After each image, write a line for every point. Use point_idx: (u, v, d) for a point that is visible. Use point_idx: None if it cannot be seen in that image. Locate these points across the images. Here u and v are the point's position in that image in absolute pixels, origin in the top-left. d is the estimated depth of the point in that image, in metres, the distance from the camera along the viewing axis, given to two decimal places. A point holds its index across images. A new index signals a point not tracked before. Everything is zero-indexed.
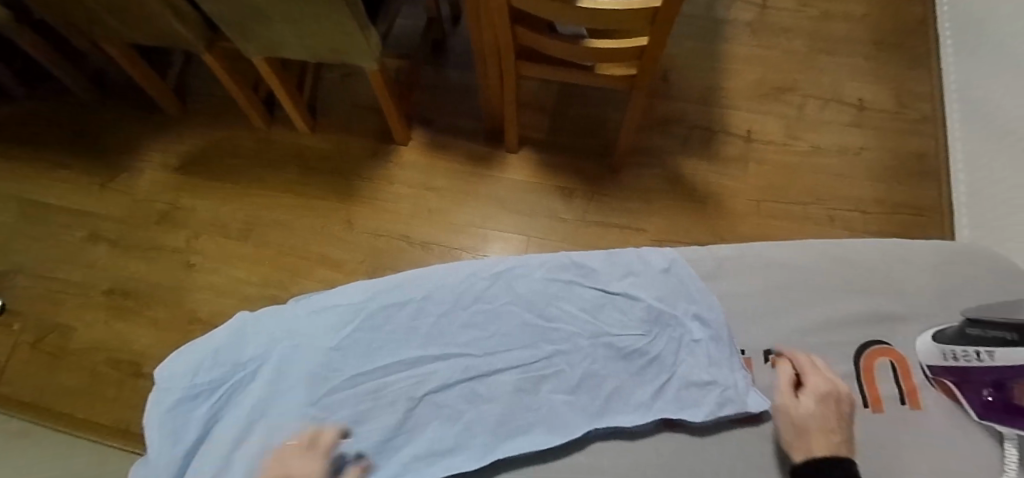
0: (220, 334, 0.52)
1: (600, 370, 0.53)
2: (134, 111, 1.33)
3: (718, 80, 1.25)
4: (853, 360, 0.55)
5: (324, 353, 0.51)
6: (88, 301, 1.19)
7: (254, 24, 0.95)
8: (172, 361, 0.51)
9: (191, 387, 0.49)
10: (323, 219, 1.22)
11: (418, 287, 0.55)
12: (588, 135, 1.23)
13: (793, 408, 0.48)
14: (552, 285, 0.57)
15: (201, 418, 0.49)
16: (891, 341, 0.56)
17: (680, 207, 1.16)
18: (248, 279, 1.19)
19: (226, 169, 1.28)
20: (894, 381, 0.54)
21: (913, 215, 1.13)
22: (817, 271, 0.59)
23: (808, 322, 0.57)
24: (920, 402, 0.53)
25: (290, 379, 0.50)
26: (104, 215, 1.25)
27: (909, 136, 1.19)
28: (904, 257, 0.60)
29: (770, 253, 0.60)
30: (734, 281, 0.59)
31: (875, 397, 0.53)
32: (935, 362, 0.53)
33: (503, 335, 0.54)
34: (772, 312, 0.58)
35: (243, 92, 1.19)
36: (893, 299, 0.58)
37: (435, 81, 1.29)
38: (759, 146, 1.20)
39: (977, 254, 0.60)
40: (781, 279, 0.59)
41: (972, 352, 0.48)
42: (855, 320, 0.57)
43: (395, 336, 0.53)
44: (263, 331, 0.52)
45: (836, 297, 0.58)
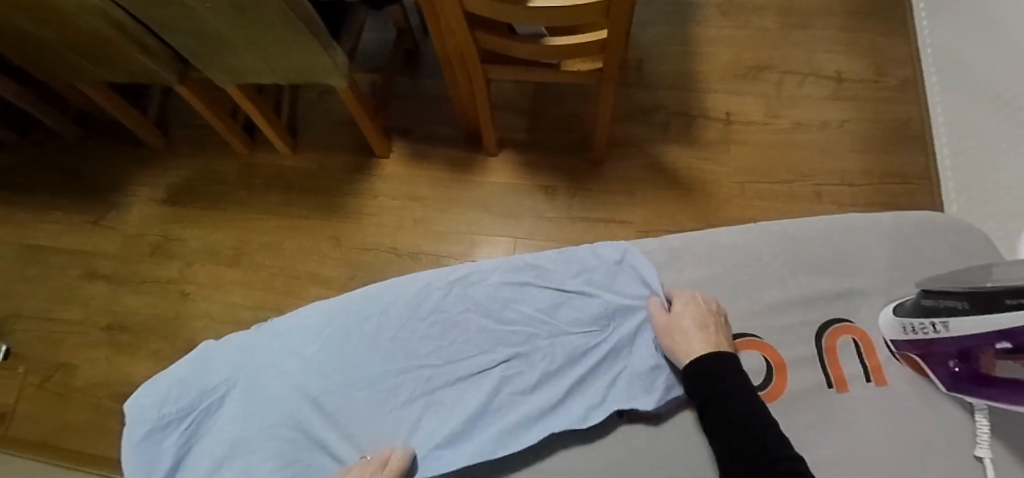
0: (188, 362, 0.54)
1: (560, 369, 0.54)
2: (119, 148, 1.36)
3: (692, 65, 1.24)
4: (816, 340, 0.57)
5: (290, 373, 0.52)
6: (88, 338, 1.21)
7: (220, 52, 0.97)
8: (139, 395, 0.51)
9: (160, 418, 0.50)
10: (311, 238, 1.23)
11: (376, 300, 0.57)
12: (566, 131, 1.22)
13: (667, 316, 0.55)
14: (507, 288, 0.58)
15: (173, 448, 0.49)
16: (851, 317, 0.59)
17: (664, 195, 1.15)
18: (242, 304, 1.20)
19: (213, 197, 1.29)
20: (858, 359, 0.57)
21: (900, 183, 1.12)
22: (778, 253, 0.61)
23: (769, 306, 0.59)
24: (885, 378, 0.55)
25: (258, 402, 0.51)
26: (99, 252, 1.28)
27: (891, 104, 1.18)
28: (863, 234, 0.62)
29: (723, 239, 0.62)
30: (699, 269, 0.61)
31: (840, 376, 0.56)
32: (896, 337, 0.54)
33: (464, 341, 0.55)
34: (733, 296, 0.60)
35: (222, 120, 1.21)
36: (852, 276, 0.60)
37: (410, 90, 1.29)
38: (739, 127, 1.19)
39: (934, 226, 0.63)
40: (744, 264, 0.61)
41: (928, 324, 0.49)
42: (815, 301, 0.59)
43: (357, 350, 0.54)
44: (231, 357, 0.53)
45: (798, 277, 0.60)
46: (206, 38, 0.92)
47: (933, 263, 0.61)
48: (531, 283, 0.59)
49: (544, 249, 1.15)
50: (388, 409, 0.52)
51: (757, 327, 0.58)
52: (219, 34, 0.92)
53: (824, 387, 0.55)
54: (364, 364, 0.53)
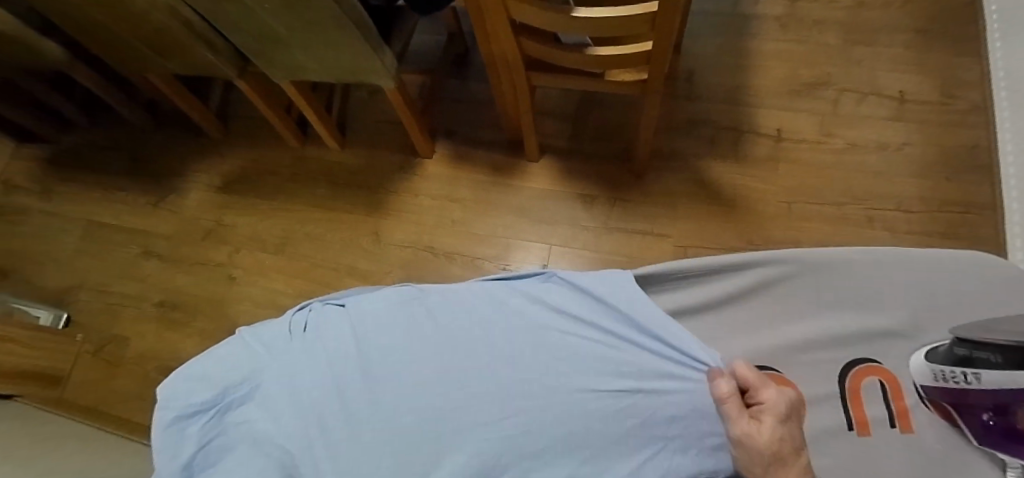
0: (226, 351, 0.58)
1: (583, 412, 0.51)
2: (181, 136, 1.44)
3: (744, 78, 1.20)
4: (839, 379, 0.57)
5: (302, 385, 0.53)
6: (142, 313, 1.29)
7: (276, 50, 1.02)
8: (178, 378, 0.56)
9: (186, 407, 0.53)
10: (352, 232, 1.26)
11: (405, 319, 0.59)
12: (609, 139, 1.21)
13: (753, 429, 0.49)
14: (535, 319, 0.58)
15: (195, 434, 0.52)
16: (879, 358, 0.57)
17: (706, 211, 1.12)
18: (284, 291, 1.25)
19: (263, 187, 1.35)
20: (884, 402, 0.55)
21: (962, 213, 1.06)
22: (803, 282, 0.60)
23: (793, 339, 0.59)
24: (911, 424, 0.54)
25: (275, 401, 0.52)
26: (158, 233, 1.36)
27: (958, 128, 1.12)
28: (903, 269, 0.58)
29: (743, 266, 0.60)
30: (712, 291, 0.61)
31: (862, 420, 0.55)
32: (926, 382, 0.51)
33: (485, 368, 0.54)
34: (741, 330, 0.60)
35: (277, 114, 1.26)
36: (883, 313, 0.58)
37: (456, 93, 1.30)
38: (790, 145, 1.14)
39: (994, 266, 0.57)
40: (761, 290, 0.60)
41: (959, 373, 0.46)
42: (845, 339, 0.58)
43: (377, 364, 0.54)
44: (261, 356, 0.57)
45: (819, 309, 0.59)
46: (266, 36, 0.97)
47: (980, 307, 0.56)
48: (557, 322, 0.58)
49: (579, 257, 1.14)
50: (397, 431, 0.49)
51: (776, 360, 0.59)
52: (277, 34, 0.96)
53: (844, 429, 0.55)
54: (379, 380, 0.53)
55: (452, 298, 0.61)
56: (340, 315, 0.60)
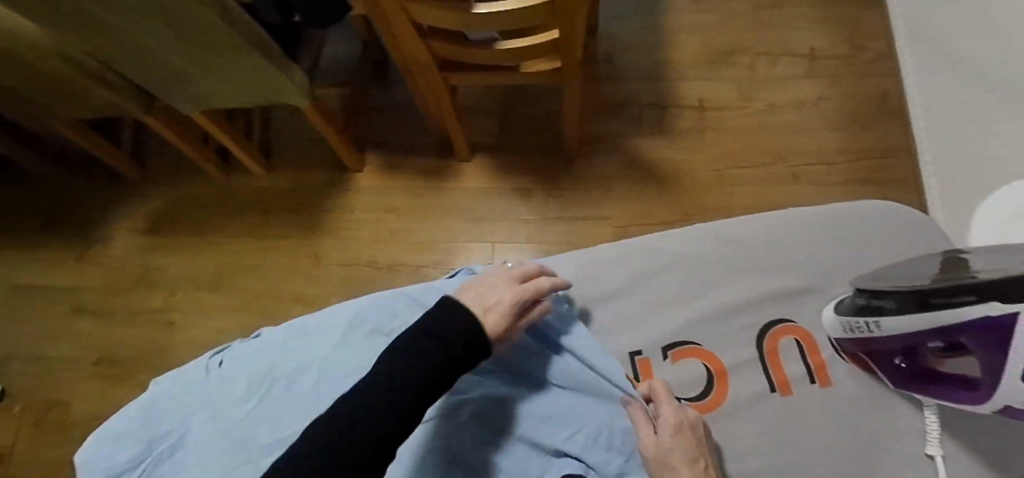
0: (145, 401, 0.55)
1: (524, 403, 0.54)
2: (98, 182, 1.36)
3: (662, 53, 1.21)
4: (757, 343, 0.58)
5: (234, 420, 0.52)
6: (79, 373, 1.22)
7: (180, 83, 0.97)
8: (94, 440, 0.53)
9: (110, 470, 0.50)
10: (291, 257, 1.22)
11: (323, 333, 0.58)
12: (539, 130, 1.20)
13: (652, 440, 0.50)
14: None
15: None
16: (793, 318, 0.59)
17: (641, 189, 1.13)
18: (227, 328, 1.20)
19: (193, 223, 1.30)
20: (802, 359, 0.57)
21: (881, 158, 1.10)
22: (716, 253, 0.62)
23: (712, 309, 0.59)
24: (829, 378, 0.56)
25: (209, 438, 0.50)
26: (86, 287, 1.28)
27: (867, 78, 1.16)
28: (804, 229, 0.62)
29: (656, 243, 0.63)
30: (633, 272, 0.61)
31: (783, 380, 0.56)
32: (839, 334, 0.53)
33: None
34: (663, 306, 0.60)
35: (194, 147, 1.20)
36: (794, 273, 0.60)
37: (379, 101, 1.27)
38: (714, 114, 1.16)
39: (877, 215, 0.62)
40: (680, 265, 0.61)
41: (863, 323, 0.48)
42: (759, 302, 0.59)
43: (304, 385, 0.54)
44: (185, 399, 0.54)
45: (737, 276, 0.60)
46: (161, 68, 0.92)
47: (873, 256, 0.60)
48: None
49: (523, 252, 1.14)
50: None
51: (699, 333, 0.59)
52: (177, 66, 0.91)
53: (768, 392, 0.56)
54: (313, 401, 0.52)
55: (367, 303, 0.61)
56: (257, 348, 0.58)
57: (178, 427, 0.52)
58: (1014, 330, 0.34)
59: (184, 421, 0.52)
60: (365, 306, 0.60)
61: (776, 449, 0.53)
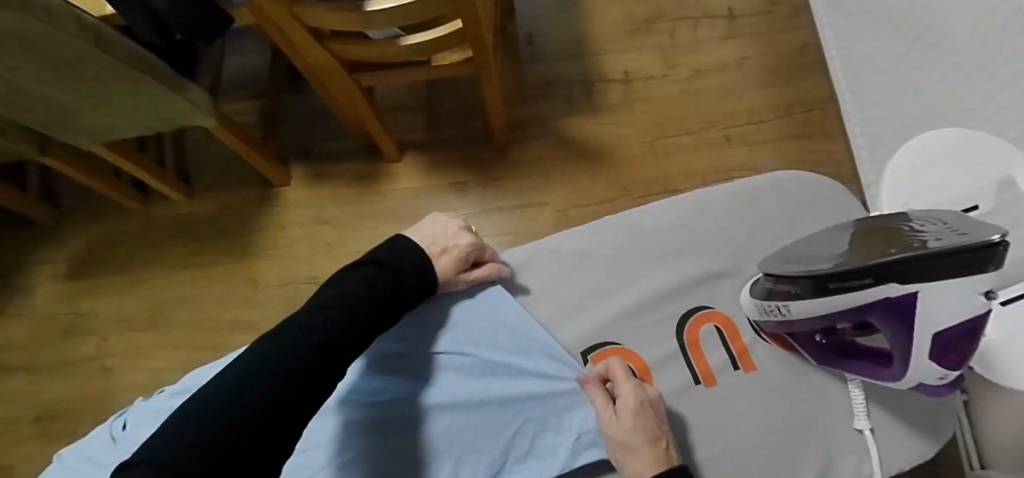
0: None
1: (454, 422, 0.53)
2: (9, 230, 1.27)
3: (582, 28, 1.19)
4: (677, 335, 0.57)
5: None
6: (17, 435, 1.14)
7: (67, 118, 0.89)
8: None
9: None
10: (226, 283, 1.17)
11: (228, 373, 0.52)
12: (468, 120, 1.17)
13: (613, 424, 0.49)
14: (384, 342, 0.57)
15: None
16: (710, 303, 0.59)
17: (578, 169, 1.11)
18: (170, 367, 1.14)
19: (118, 261, 1.22)
20: (725, 346, 0.57)
21: (807, 112, 1.11)
22: (628, 246, 0.61)
23: (628, 303, 0.59)
24: (752, 363, 0.56)
25: None
26: (11, 343, 1.20)
27: (785, 33, 1.16)
28: (711, 211, 0.62)
29: (569, 242, 0.62)
30: (549, 281, 0.61)
31: (707, 371, 0.56)
32: (758, 317, 0.49)
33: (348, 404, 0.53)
34: (579, 307, 0.59)
35: (103, 181, 1.12)
36: (706, 257, 0.60)
37: (298, 109, 1.21)
38: (641, 85, 1.15)
39: (782, 190, 0.63)
40: (594, 264, 0.61)
41: (775, 306, 0.45)
42: (675, 291, 0.59)
43: None
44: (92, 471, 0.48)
45: (649, 268, 0.60)
46: (41, 105, 0.84)
47: (781, 233, 0.61)
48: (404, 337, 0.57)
49: None
50: None
51: (617, 332, 0.58)
52: (60, 101, 0.83)
53: (692, 384, 0.55)
54: None
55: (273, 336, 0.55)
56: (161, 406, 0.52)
57: None
58: (916, 306, 0.33)
59: None
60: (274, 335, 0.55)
61: (710, 435, 0.53)
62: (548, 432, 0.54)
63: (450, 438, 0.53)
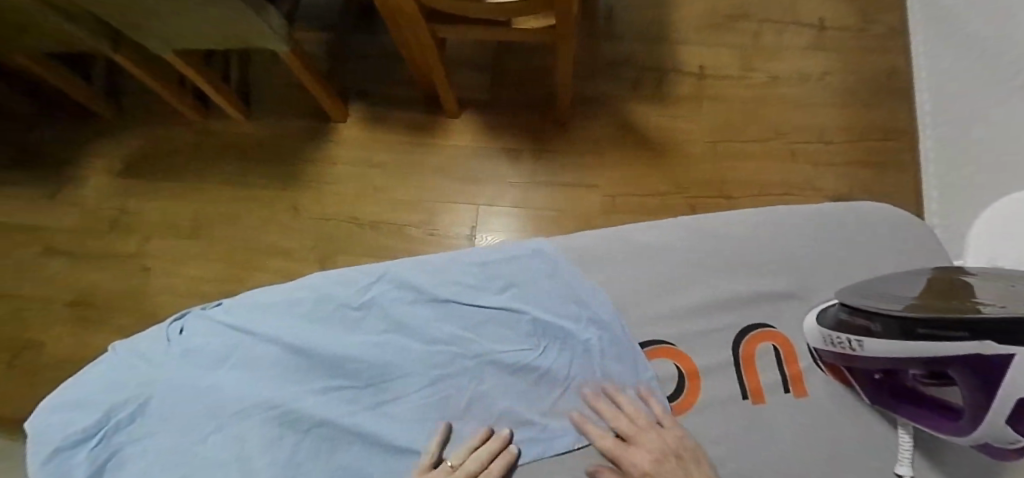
0: (96, 369, 0.48)
1: (489, 392, 0.50)
2: (71, 118, 1.30)
3: (665, 13, 1.14)
4: (733, 348, 0.54)
5: (206, 393, 0.47)
6: (54, 315, 1.20)
7: (146, 20, 0.89)
8: (45, 409, 0.47)
9: (66, 437, 0.45)
10: (269, 208, 1.20)
11: (275, 306, 0.50)
12: (530, 89, 1.16)
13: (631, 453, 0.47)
14: (428, 304, 0.51)
15: (83, 467, 0.45)
16: (773, 323, 0.55)
17: (632, 158, 1.10)
18: (204, 278, 1.18)
19: (170, 167, 1.25)
20: (779, 368, 0.54)
21: (879, 140, 1.06)
22: (703, 249, 0.57)
23: (691, 305, 0.55)
24: (804, 388, 0.53)
25: (187, 409, 0.47)
26: (60, 227, 1.25)
27: (876, 53, 1.10)
28: (796, 232, 0.58)
29: (645, 233, 0.56)
30: (617, 272, 0.54)
31: (756, 388, 0.53)
32: (820, 345, 0.49)
33: (387, 361, 0.49)
34: (642, 300, 0.54)
35: (169, 88, 1.14)
36: (782, 275, 0.56)
37: (364, 49, 1.21)
38: (713, 83, 1.11)
39: (876, 224, 0.58)
40: (669, 262, 0.55)
41: (845, 340, 0.44)
42: (741, 303, 0.55)
43: (276, 358, 0.48)
44: (142, 366, 0.48)
45: (724, 276, 0.56)
46: (123, 3, 0.84)
47: (867, 267, 0.56)
48: (453, 295, 0.52)
49: (508, 216, 1.12)
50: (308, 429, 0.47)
51: (674, 332, 0.54)
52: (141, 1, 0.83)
53: (738, 398, 0.53)
54: (296, 376, 0.48)
55: (321, 275, 0.52)
56: (218, 319, 0.49)
57: (138, 394, 0.47)
58: (1003, 371, 0.32)
59: (147, 392, 0.47)
60: (337, 271, 0.51)
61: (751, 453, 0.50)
62: (589, 400, 0.51)
63: (492, 403, 0.50)
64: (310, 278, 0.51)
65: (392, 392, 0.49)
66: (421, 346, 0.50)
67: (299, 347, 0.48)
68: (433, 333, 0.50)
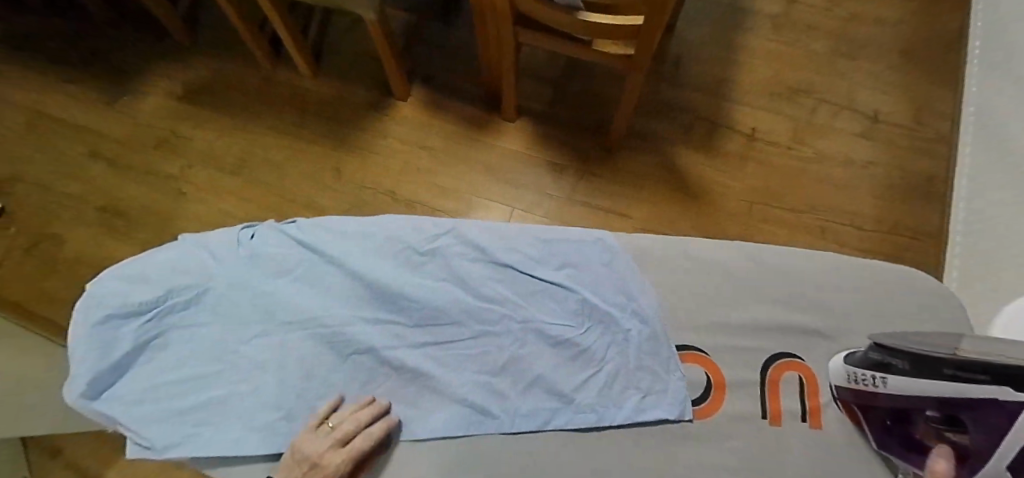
0: (162, 252, 0.53)
1: (527, 356, 0.53)
2: (145, 34, 1.33)
3: (729, 72, 1.20)
4: (760, 370, 0.57)
5: (259, 297, 0.51)
6: (81, 216, 1.22)
7: None
8: (106, 277, 0.51)
9: (122, 306, 0.50)
10: (313, 164, 1.23)
11: (346, 235, 0.54)
12: (587, 111, 1.20)
13: None
14: (487, 266, 0.56)
15: (129, 336, 0.50)
16: (802, 355, 0.57)
17: (669, 198, 1.14)
18: (235, 215, 1.21)
19: (229, 102, 1.29)
20: (799, 397, 0.56)
21: (907, 237, 1.10)
22: (751, 273, 0.59)
23: (728, 322, 0.57)
24: (820, 421, 0.55)
25: (239, 311, 0.51)
26: (108, 134, 1.27)
27: (921, 156, 1.14)
28: (842, 277, 0.60)
29: (698, 247, 0.60)
30: (664, 276, 0.58)
31: (776, 411, 0.55)
32: (841, 383, 0.52)
33: (438, 307, 0.53)
34: (683, 306, 0.57)
35: (250, 29, 1.18)
36: (821, 314, 0.58)
37: (440, 38, 1.26)
38: (761, 147, 1.16)
39: (921, 286, 0.60)
40: (715, 279, 0.59)
41: (870, 376, 0.47)
42: (775, 331, 0.58)
43: (335, 282, 0.53)
44: (205, 260, 0.52)
45: (765, 303, 0.58)
46: None
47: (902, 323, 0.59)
48: (512, 261, 0.56)
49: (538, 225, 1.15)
50: (347, 355, 0.51)
51: (706, 342, 0.57)
52: None
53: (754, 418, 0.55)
54: (345, 299, 0.53)
55: (397, 218, 0.56)
56: (288, 233, 0.54)
57: (195, 283, 0.51)
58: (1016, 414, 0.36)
59: (204, 283, 0.51)
60: (410, 216, 0.56)
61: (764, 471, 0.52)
62: (620, 386, 0.53)
63: (527, 367, 0.53)
64: (387, 219, 0.56)
65: (436, 337, 0.53)
66: (471, 302, 0.54)
67: (359, 274, 0.53)
68: (485, 291, 0.55)
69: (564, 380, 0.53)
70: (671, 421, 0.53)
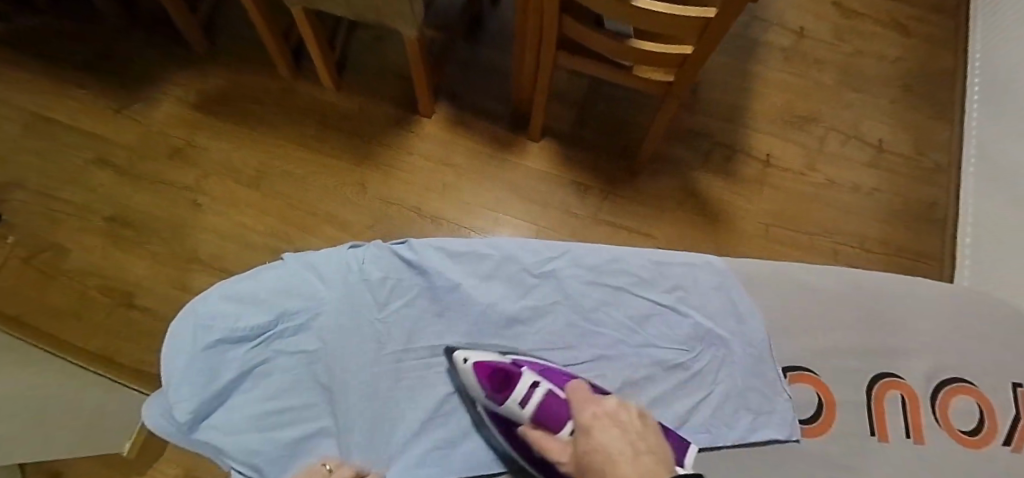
0: (270, 273, 0.56)
1: (640, 379, 0.59)
2: (158, 40, 1.29)
3: (745, 100, 1.26)
4: (866, 389, 0.63)
5: (370, 322, 0.56)
6: (87, 225, 1.16)
7: None
8: (212, 296, 0.54)
9: (233, 331, 0.52)
10: (337, 178, 1.22)
11: (460, 260, 0.59)
12: (611, 133, 1.24)
13: None
14: (600, 289, 0.61)
15: (237, 361, 0.53)
16: (900, 375, 0.64)
17: (691, 219, 1.18)
18: (254, 228, 1.18)
19: (247, 113, 1.26)
20: (902, 414, 0.62)
21: (912, 261, 1.17)
22: (846, 300, 0.66)
23: (828, 346, 0.63)
24: (923, 437, 0.62)
25: (352, 336, 0.55)
26: (116, 141, 1.22)
27: (922, 184, 1.22)
28: (920, 304, 0.68)
29: (798, 274, 0.65)
30: (770, 301, 0.64)
31: (883, 428, 0.61)
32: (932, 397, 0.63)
33: (549, 332, 0.60)
34: (790, 330, 0.63)
35: (276, 41, 1.16)
36: (909, 339, 0.66)
37: (466, 58, 1.28)
38: (776, 172, 1.21)
39: (986, 308, 0.69)
40: (815, 304, 0.65)
41: None
42: (866, 354, 0.64)
43: (453, 308, 0.58)
44: (317, 284, 0.56)
45: (856, 327, 0.65)
46: None
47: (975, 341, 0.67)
48: (624, 284, 0.61)
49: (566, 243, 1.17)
50: None
51: (813, 362, 0.63)
52: None
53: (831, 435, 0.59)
54: (465, 321, 0.58)
55: (518, 243, 0.61)
56: (402, 258, 0.59)
57: (307, 307, 0.55)
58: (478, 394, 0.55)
59: (315, 305, 0.55)
60: (526, 240, 0.61)
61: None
62: (731, 408, 0.59)
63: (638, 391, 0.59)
64: (508, 243, 0.61)
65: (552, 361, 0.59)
66: (584, 326, 0.60)
67: (476, 300, 0.58)
68: (601, 316, 0.61)
69: (679, 403, 0.59)
70: (780, 440, 0.59)
